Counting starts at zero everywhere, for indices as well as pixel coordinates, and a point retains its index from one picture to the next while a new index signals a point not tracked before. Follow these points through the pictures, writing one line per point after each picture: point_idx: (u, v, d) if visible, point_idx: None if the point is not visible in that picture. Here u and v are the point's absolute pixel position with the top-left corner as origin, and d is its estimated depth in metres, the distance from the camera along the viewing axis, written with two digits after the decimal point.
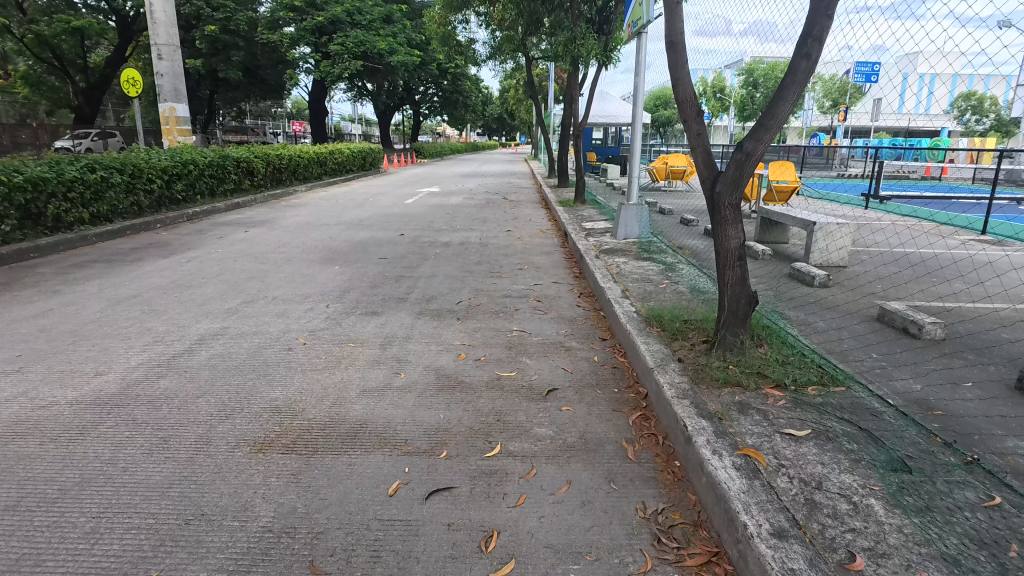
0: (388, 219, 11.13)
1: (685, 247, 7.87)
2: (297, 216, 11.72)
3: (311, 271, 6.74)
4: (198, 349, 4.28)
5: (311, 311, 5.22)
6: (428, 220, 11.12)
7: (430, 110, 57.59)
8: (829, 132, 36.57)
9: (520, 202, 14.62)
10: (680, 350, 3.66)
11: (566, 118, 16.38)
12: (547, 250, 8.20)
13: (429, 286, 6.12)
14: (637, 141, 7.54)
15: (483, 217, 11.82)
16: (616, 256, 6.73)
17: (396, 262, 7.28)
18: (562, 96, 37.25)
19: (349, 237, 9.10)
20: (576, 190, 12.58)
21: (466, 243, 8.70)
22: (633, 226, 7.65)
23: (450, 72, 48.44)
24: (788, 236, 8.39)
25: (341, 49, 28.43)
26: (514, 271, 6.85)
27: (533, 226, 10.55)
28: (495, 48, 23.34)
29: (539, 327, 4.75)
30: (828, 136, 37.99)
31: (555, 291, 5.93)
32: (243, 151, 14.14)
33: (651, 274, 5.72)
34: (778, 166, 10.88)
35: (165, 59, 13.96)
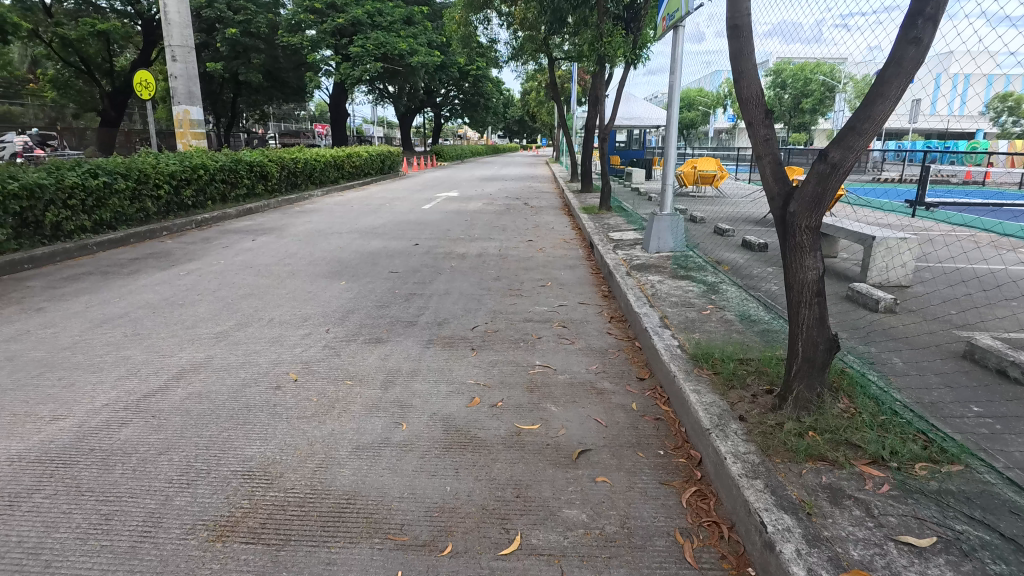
0: (403, 227, 10.59)
1: (723, 261, 7.17)
2: (309, 223, 11.26)
3: (315, 288, 6.20)
4: (177, 384, 3.75)
5: (308, 337, 4.66)
6: (444, 228, 10.55)
7: (451, 113, 57.33)
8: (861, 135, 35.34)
9: (542, 208, 13.98)
10: (739, 404, 3.01)
11: (591, 121, 15.70)
12: (571, 263, 7.56)
13: (441, 306, 5.53)
14: (672, 147, 6.85)
15: (503, 224, 11.20)
16: (649, 274, 6.07)
17: (407, 277, 6.71)
18: (585, 98, 36.58)
19: (360, 247, 8.57)
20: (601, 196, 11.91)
21: (484, 255, 8.10)
22: (667, 238, 6.97)
23: (471, 74, 48.00)
24: (837, 250, 7.66)
25: (360, 52, 28.14)
26: (535, 288, 6.24)
27: (556, 235, 9.90)
28: (517, 49, 22.76)
29: (565, 361, 4.12)
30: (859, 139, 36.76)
31: (580, 314, 5.30)
32: (257, 154, 13.75)
33: (691, 297, 5.05)
34: None
35: (179, 61, 13.64)
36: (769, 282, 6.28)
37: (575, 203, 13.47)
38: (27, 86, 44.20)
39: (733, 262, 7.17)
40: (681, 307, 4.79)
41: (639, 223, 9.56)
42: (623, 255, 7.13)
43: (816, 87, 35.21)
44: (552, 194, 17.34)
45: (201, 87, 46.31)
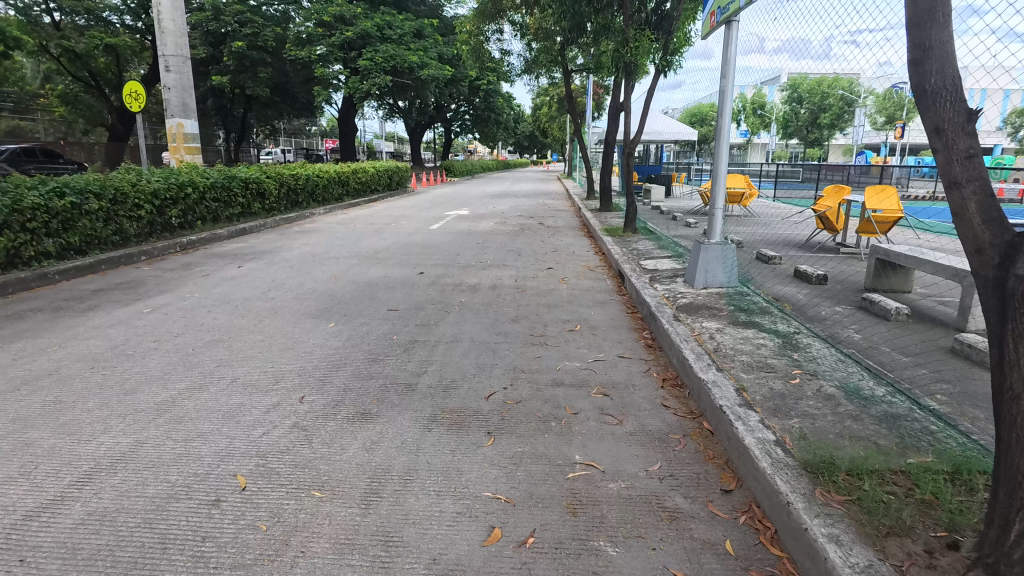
0: (408, 251, 9.58)
1: (780, 298, 6.07)
2: (305, 246, 10.30)
3: (297, 333, 5.17)
4: (82, 491, 2.72)
5: (275, 409, 3.61)
6: (453, 252, 9.53)
7: (461, 128, 56.90)
8: (882, 150, 34.35)
9: (558, 229, 12.94)
10: (915, 574, 1.91)
11: (610, 135, 14.67)
12: (600, 298, 6.48)
13: (447, 361, 4.47)
14: (724, 165, 5.77)
15: (518, 247, 10.16)
16: (703, 317, 4.97)
17: (409, 318, 5.67)
18: (598, 112, 35.78)
19: (358, 276, 7.56)
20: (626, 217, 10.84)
21: (498, 286, 7.04)
22: (717, 271, 5.88)
23: (482, 88, 47.45)
24: (910, 283, 6.61)
25: (369, 65, 27.51)
26: (560, 333, 5.17)
27: (578, 261, 8.82)
28: (531, 61, 21.86)
29: (616, 456, 3.03)
30: (880, 154, 35.75)
31: (622, 373, 4.21)
32: (253, 171, 12.86)
33: (766, 357, 3.95)
34: (876, 192, 9.03)
35: (173, 71, 12.80)
36: (846, 327, 5.18)
37: (594, 224, 12.43)
38: (38, 101, 44.03)
39: (793, 300, 6.06)
40: (758, 372, 3.70)
41: (672, 248, 8.47)
42: (662, 290, 6.05)
43: (836, 101, 34.18)
44: (568, 213, 16.31)
45: (211, 102, 45.99)
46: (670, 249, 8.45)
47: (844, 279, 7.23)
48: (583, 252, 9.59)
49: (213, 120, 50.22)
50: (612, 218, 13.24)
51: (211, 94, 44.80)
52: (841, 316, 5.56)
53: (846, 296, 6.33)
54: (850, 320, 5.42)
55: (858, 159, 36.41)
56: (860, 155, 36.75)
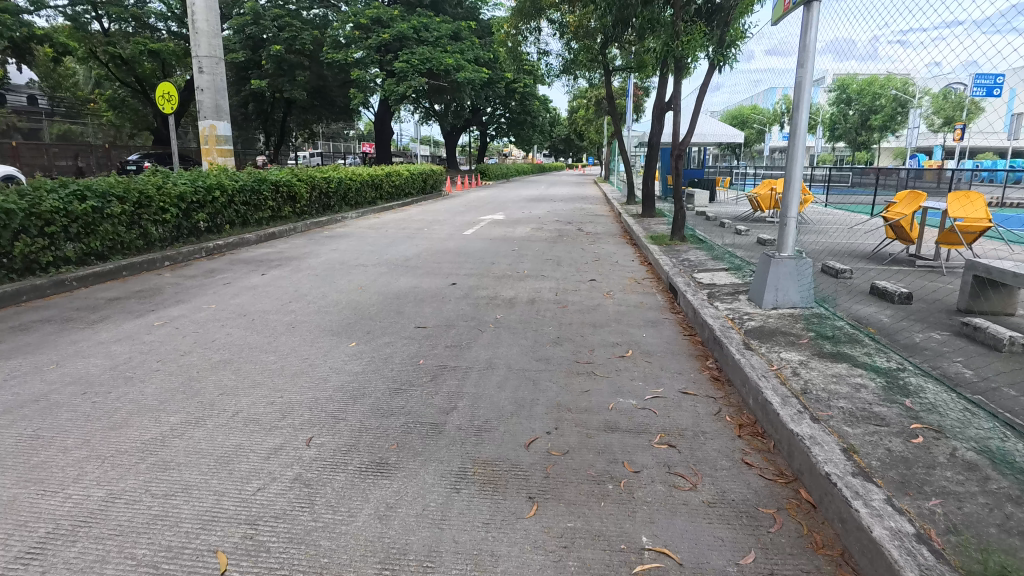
0: (440, 259, 9.04)
1: (862, 322, 5.29)
2: (333, 252, 9.87)
3: (313, 354, 4.65)
4: (29, 568, 2.20)
5: (277, 455, 3.05)
6: (488, 260, 8.95)
7: (497, 132, 56.57)
8: (939, 153, 32.52)
9: (598, 236, 12.24)
10: None
11: (654, 137, 13.89)
12: (651, 316, 5.79)
13: (481, 394, 3.86)
14: (803, 168, 5.02)
15: (557, 255, 9.51)
16: (780, 345, 4.23)
17: (438, 337, 5.10)
18: (636, 114, 34.86)
19: (385, 286, 7.04)
20: (673, 224, 10.06)
21: (536, 301, 6.41)
22: (790, 290, 5.14)
23: (518, 91, 47.04)
24: (1013, 305, 5.73)
25: (405, 67, 27.28)
26: (610, 361, 4.49)
27: (623, 272, 8.13)
28: (570, 62, 21.22)
29: (695, 540, 2.36)
30: (936, 158, 33.91)
31: (688, 415, 3.54)
32: (284, 173, 12.55)
33: (871, 403, 3.21)
34: (961, 198, 8.10)
35: (206, 73, 12.61)
36: (951, 359, 4.36)
37: (638, 230, 11.71)
38: (88, 106, 45.40)
39: (878, 323, 5.26)
40: (865, 424, 2.98)
41: (728, 259, 7.69)
42: (724, 308, 5.33)
43: (888, 102, 32.45)
44: (607, 219, 15.58)
45: (252, 106, 46.69)
46: (725, 260, 7.69)
47: (930, 298, 6.37)
48: (627, 262, 8.92)
49: (254, 124, 51.05)
50: (656, 224, 12.49)
51: (253, 98, 45.44)
52: (940, 343, 4.74)
53: (939, 318, 5.49)
54: (953, 350, 4.59)
55: (913, 163, 34.59)
56: (914, 159, 34.92)
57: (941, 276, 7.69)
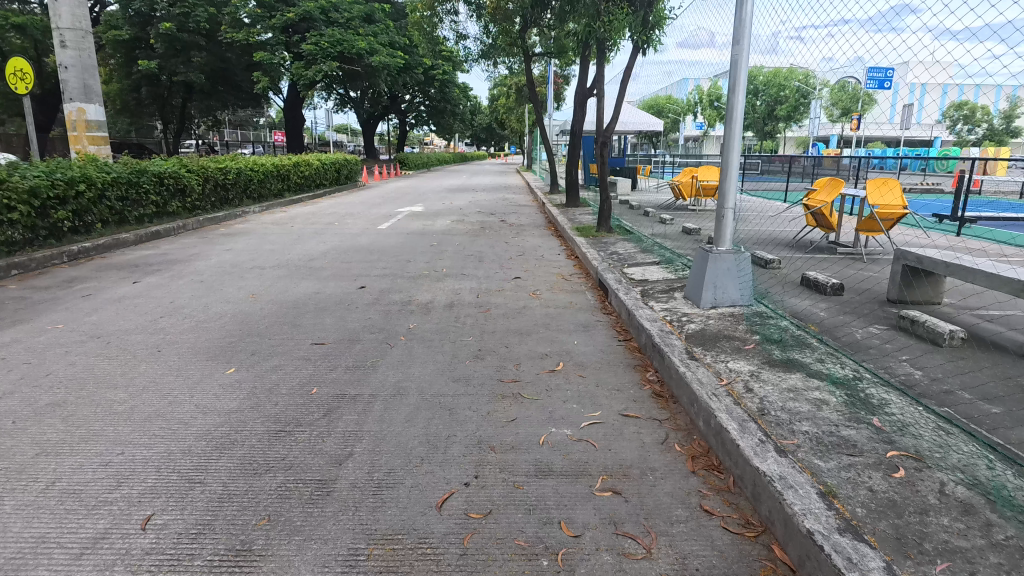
0: (350, 258, 8.17)
1: (802, 318, 4.99)
2: (227, 252, 8.75)
3: (178, 387, 3.77)
4: None
5: (97, 550, 2.24)
6: (404, 258, 8.17)
7: (417, 120, 55.00)
8: (839, 142, 34.44)
9: (523, 227, 11.68)
10: None
11: (577, 124, 13.45)
12: (582, 319, 5.26)
13: (384, 431, 3.16)
14: (741, 153, 4.63)
15: (479, 250, 8.85)
16: (726, 353, 3.79)
17: (338, 357, 4.33)
18: (557, 102, 34.63)
19: (282, 293, 6.14)
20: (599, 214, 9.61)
21: (456, 305, 5.73)
22: (729, 287, 4.75)
23: (437, 78, 45.76)
24: (941, 294, 5.64)
25: (314, 49, 25.57)
26: (538, 377, 3.90)
27: (549, 268, 7.58)
28: (488, 46, 20.45)
29: None
30: (835, 147, 35.94)
31: (632, 447, 3.00)
32: (170, 164, 11.14)
33: (838, 425, 2.79)
34: (879, 185, 8.12)
35: (70, 48, 10.94)
36: (897, 358, 4.08)
37: (563, 221, 11.24)
38: None
39: (818, 319, 4.97)
40: (837, 455, 2.53)
41: (659, 251, 7.31)
42: (661, 308, 4.87)
43: (792, 93, 33.90)
44: (532, 209, 15.05)
45: (145, 90, 42.78)
46: (655, 252, 7.32)
47: (860, 288, 6.23)
48: (554, 257, 8.39)
49: (150, 111, 46.92)
50: (581, 215, 12.08)
51: (146, 81, 41.57)
52: (882, 340, 4.49)
53: (875, 312, 5.29)
54: (897, 347, 4.33)
55: (815, 152, 36.49)
56: (817, 148, 36.87)
57: (863, 264, 7.67)
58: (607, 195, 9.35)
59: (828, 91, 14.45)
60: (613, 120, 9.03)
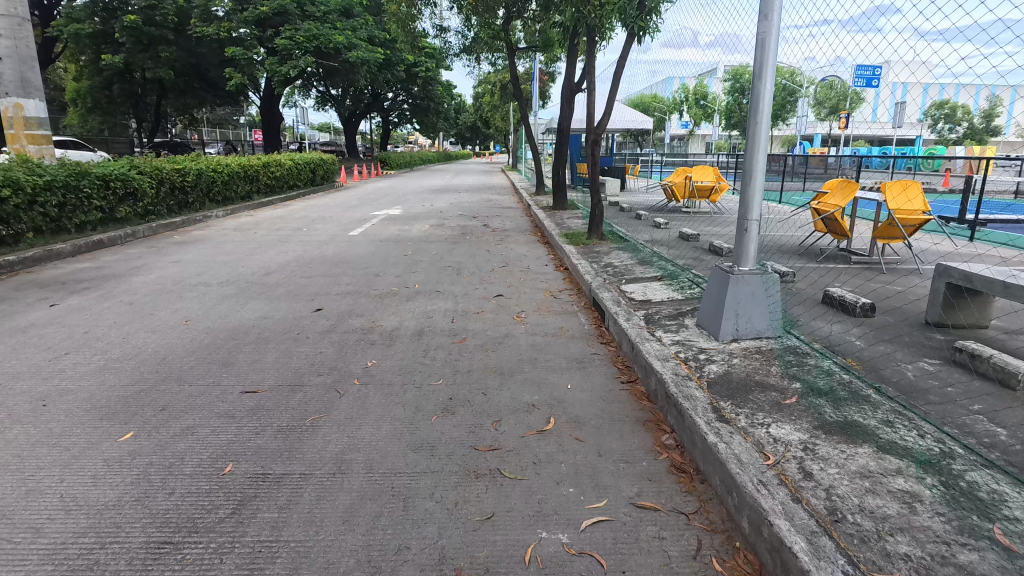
0: (312, 271, 7.25)
1: (838, 351, 4.18)
2: (174, 265, 7.78)
3: (47, 464, 2.85)
4: None
5: None
6: (372, 271, 7.27)
7: (399, 119, 53.85)
8: (825, 141, 34.06)
9: (506, 232, 10.79)
10: None
11: (564, 121, 12.60)
12: (575, 352, 4.40)
13: (311, 540, 2.30)
14: (767, 155, 3.82)
15: (458, 260, 7.97)
16: (763, 411, 2.96)
17: (272, 411, 3.43)
18: (542, 100, 33.79)
19: (223, 318, 5.22)
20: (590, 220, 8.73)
21: (426, 333, 4.85)
22: (753, 316, 3.93)
23: (420, 75, 44.74)
24: (988, 316, 4.88)
25: (288, 44, 24.43)
26: (523, 442, 3.04)
27: (536, 282, 6.72)
28: (471, 40, 19.54)
29: None
30: (819, 147, 35.79)
31: (654, 567, 2.15)
32: (119, 164, 10.11)
33: (948, 544, 1.96)
34: (899, 188, 7.35)
35: (4, 36, 9.85)
36: (970, 410, 3.28)
37: (550, 225, 10.39)
38: None
39: (857, 352, 4.16)
40: None
41: (659, 265, 6.48)
42: (671, 342, 4.03)
43: (778, 93, 33.34)
44: (516, 212, 14.17)
45: (117, 86, 41.25)
46: (655, 265, 6.49)
47: (892, 308, 5.45)
48: (541, 268, 7.53)
49: (122, 108, 45.34)
50: (570, 219, 11.24)
51: (116, 77, 40.03)
52: (941, 382, 3.68)
53: (917, 340, 4.51)
54: (963, 393, 3.53)
55: (801, 151, 36.18)
56: (803, 148, 36.53)
57: (884, 276, 6.90)
58: (598, 199, 8.50)
59: (817, 90, 13.87)
60: (606, 113, 8.17)
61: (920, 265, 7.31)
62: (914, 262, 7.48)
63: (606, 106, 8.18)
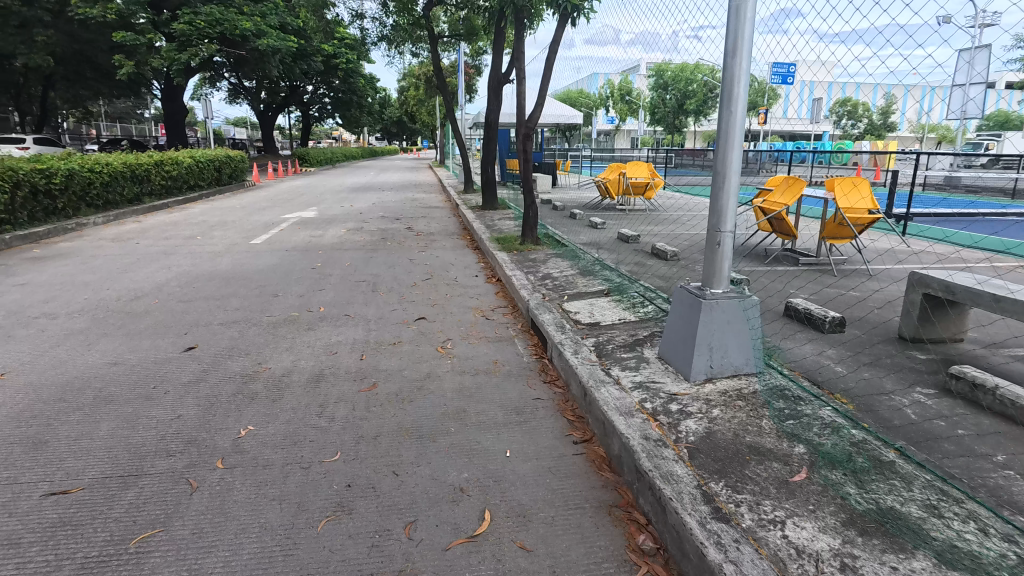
0: (195, 292, 6.04)
1: (823, 383, 3.53)
2: (18, 288, 6.31)
3: None
4: None
5: None
6: (271, 289, 6.14)
7: (320, 113, 51.30)
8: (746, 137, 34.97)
9: (432, 237, 9.81)
10: None
11: (492, 115, 11.73)
12: (512, 398, 3.53)
13: None
14: (744, 151, 3.10)
15: (375, 272, 6.95)
16: (770, 498, 2.19)
17: (81, 529, 2.37)
18: (469, 94, 32.78)
19: (55, 367, 4.00)
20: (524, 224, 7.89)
21: (326, 378, 3.85)
22: (729, 350, 3.21)
23: (340, 67, 42.58)
24: (964, 328, 4.41)
25: (187, 28, 22.14)
26: (446, 563, 2.15)
27: (464, 299, 5.80)
28: (390, 29, 18.31)
29: None
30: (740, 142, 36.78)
31: None
32: None
33: None
34: (848, 185, 6.98)
35: None
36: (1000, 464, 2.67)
37: (479, 228, 9.50)
38: None
39: (844, 385, 3.52)
40: None
41: (604, 276, 5.72)
42: (631, 384, 3.24)
43: (700, 89, 33.91)
44: (444, 213, 13.17)
45: None
46: (598, 276, 5.74)
47: (859, 320, 4.93)
48: (470, 279, 6.63)
49: (0, 99, 40.64)
50: (501, 220, 10.39)
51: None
52: (947, 419, 3.09)
53: (900, 362, 3.95)
54: (980, 438, 2.93)
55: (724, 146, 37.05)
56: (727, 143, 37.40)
57: (835, 279, 6.47)
58: (530, 200, 7.68)
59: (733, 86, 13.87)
60: (539, 103, 7.35)
61: (868, 265, 6.96)
62: (861, 262, 7.14)
63: (538, 95, 7.36)
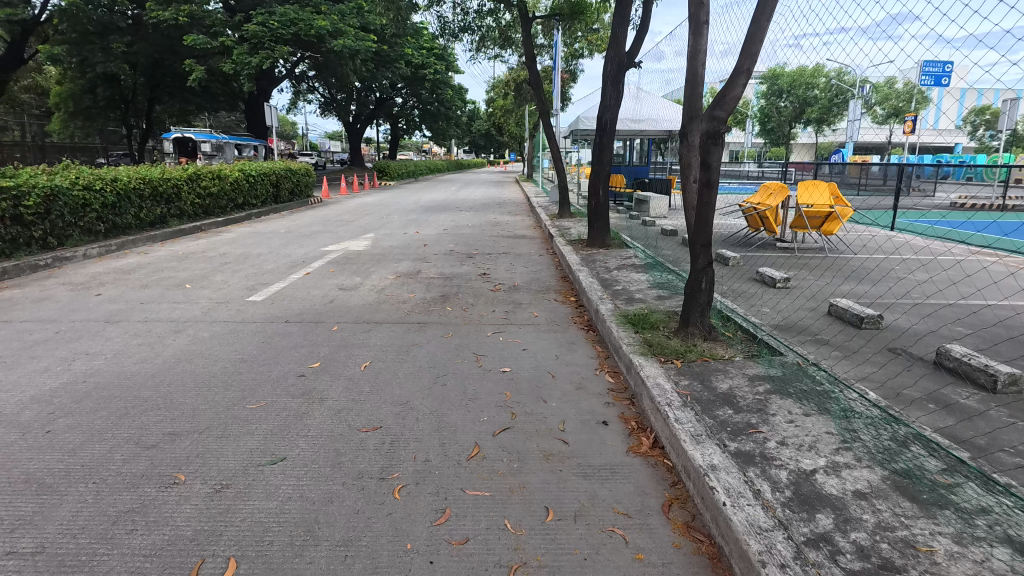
0: (27, 455, 2.94)
1: None
2: None
3: None
4: None
5: None
6: (175, 457, 2.91)
7: (408, 126, 50.01)
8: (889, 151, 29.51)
9: (513, 294, 6.43)
10: None
11: (607, 113, 8.05)
12: None
13: None
14: None
15: (402, 400, 3.59)
16: None
17: None
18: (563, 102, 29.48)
19: None
20: (685, 307, 4.15)
21: None
22: None
23: (428, 78, 40.83)
24: None
25: (259, 30, 20.41)
26: None
27: (593, 547, 2.26)
28: (473, 15, 15.29)
29: None
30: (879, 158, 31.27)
31: None
32: None
33: None
34: None
35: None
36: None
37: (588, 287, 6.00)
38: None
39: None
40: None
41: (1001, 533, 1.99)
42: None
43: (831, 94, 29.05)
44: (533, 247, 9.77)
45: (102, 89, 37.90)
46: (976, 523, 2.04)
47: None
48: (591, 442, 3.09)
49: (110, 115, 41.80)
50: (619, 268, 6.83)
51: (99, 80, 36.58)
52: None
53: None
54: None
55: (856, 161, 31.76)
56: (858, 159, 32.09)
57: None
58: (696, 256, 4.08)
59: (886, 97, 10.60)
60: (743, 67, 3.44)
61: None
62: None
63: (746, 49, 3.45)
